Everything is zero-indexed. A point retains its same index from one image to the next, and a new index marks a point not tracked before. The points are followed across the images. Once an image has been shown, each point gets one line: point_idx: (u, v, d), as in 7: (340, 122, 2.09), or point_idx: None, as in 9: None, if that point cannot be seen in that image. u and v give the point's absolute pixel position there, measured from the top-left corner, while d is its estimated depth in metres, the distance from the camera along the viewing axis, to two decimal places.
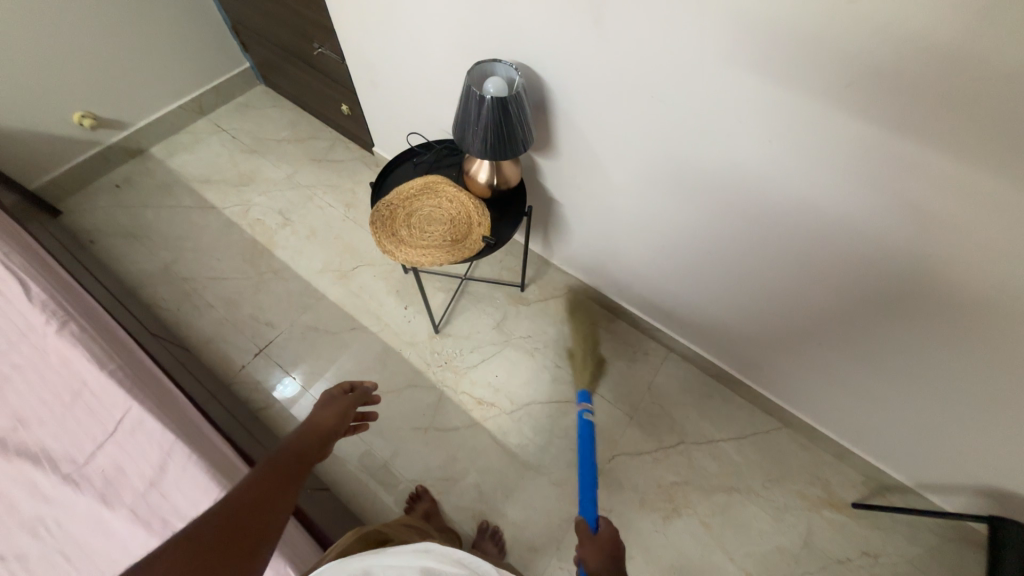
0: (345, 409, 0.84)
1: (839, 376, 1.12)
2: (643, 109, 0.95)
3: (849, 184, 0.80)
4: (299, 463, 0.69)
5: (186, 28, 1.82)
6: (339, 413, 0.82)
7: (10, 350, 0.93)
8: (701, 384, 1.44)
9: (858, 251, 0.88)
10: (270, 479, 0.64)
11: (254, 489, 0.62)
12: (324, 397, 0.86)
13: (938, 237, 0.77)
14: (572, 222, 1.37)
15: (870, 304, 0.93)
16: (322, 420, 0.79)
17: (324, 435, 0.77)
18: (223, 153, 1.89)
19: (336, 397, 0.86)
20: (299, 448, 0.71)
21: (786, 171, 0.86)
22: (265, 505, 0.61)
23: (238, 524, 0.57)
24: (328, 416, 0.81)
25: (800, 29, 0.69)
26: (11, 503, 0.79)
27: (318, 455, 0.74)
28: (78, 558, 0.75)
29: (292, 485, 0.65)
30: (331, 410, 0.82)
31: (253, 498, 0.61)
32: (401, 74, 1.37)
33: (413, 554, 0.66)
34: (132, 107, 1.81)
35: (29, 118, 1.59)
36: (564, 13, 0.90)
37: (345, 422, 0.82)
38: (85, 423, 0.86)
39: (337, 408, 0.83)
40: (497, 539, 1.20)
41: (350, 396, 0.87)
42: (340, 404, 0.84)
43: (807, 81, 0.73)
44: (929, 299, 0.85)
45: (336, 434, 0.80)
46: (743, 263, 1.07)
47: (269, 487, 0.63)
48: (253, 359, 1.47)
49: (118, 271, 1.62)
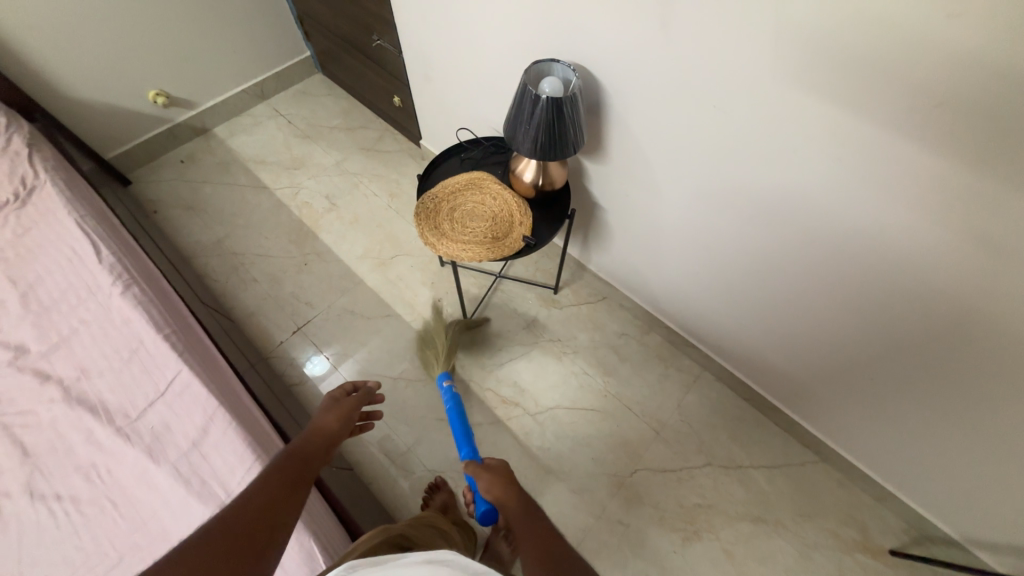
0: (349, 411, 0.86)
1: (887, 415, 1.05)
2: (698, 122, 0.93)
3: (919, 215, 0.75)
4: (302, 467, 0.71)
5: (256, 16, 1.92)
6: (343, 415, 0.84)
7: (80, 305, 1.00)
8: (733, 406, 1.38)
9: (916, 287, 0.82)
10: (274, 487, 0.66)
11: (261, 495, 0.64)
12: (327, 400, 0.87)
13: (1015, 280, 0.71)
14: (613, 229, 1.35)
15: (927, 346, 0.87)
16: (326, 422, 0.82)
17: (329, 438, 0.79)
18: (280, 137, 1.98)
19: (339, 399, 0.88)
20: (302, 454, 0.73)
21: (848, 196, 0.81)
22: (271, 510, 0.62)
23: (247, 522, 0.59)
24: (331, 420, 0.83)
25: (879, 45, 0.65)
26: (70, 447, 0.84)
27: (322, 461, 0.76)
28: (124, 506, 0.79)
29: (295, 491, 0.67)
30: (335, 413, 0.84)
31: (262, 500, 0.63)
32: (455, 69, 1.39)
33: (417, 564, 0.58)
34: (201, 88, 1.91)
35: (110, 93, 1.72)
36: (629, 18, 0.88)
37: (348, 425, 0.84)
38: (140, 380, 0.91)
39: (340, 410, 0.85)
40: None
41: (352, 399, 0.88)
42: (342, 406, 0.86)
43: (874, 103, 0.70)
44: (997, 346, 0.78)
45: (340, 436, 0.82)
46: (790, 288, 1.03)
47: (274, 494, 0.65)
48: (291, 335, 1.52)
49: (176, 241, 1.71)
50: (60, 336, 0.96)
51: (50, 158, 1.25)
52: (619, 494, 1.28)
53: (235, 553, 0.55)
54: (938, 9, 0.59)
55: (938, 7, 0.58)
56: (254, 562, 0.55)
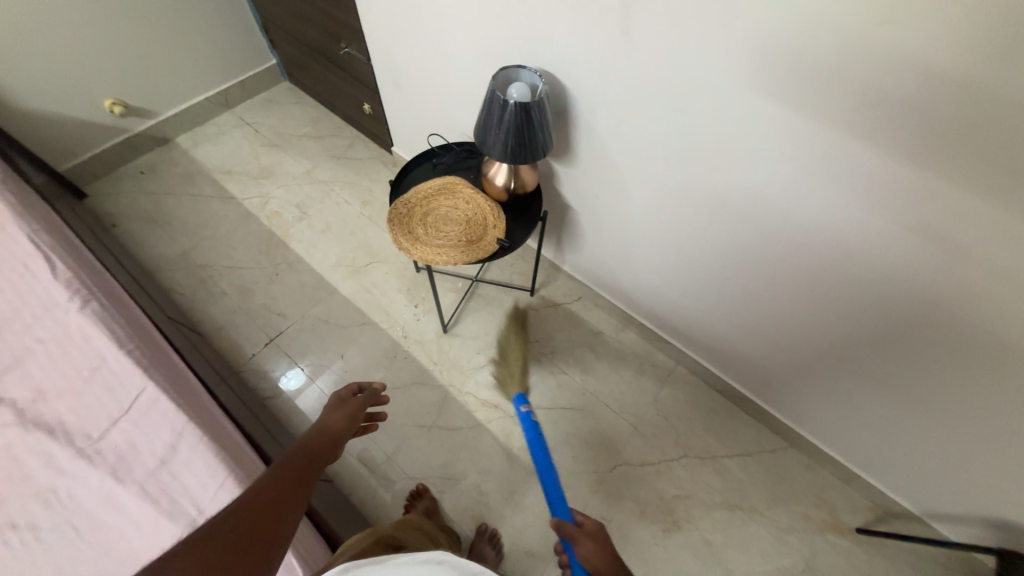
0: (354, 412, 0.85)
1: (847, 397, 1.11)
2: (662, 124, 0.96)
3: (863, 208, 0.81)
4: (306, 467, 0.72)
5: (219, 24, 1.88)
6: (349, 415, 0.83)
7: (34, 324, 0.95)
8: (706, 398, 1.43)
9: (865, 275, 0.88)
10: (277, 486, 0.67)
11: (265, 494, 0.66)
12: (333, 400, 0.87)
13: (950, 265, 0.77)
14: (585, 230, 1.38)
15: (879, 330, 0.93)
16: (332, 423, 0.81)
17: (334, 439, 0.79)
18: (246, 146, 1.94)
19: (345, 399, 0.87)
20: (307, 455, 0.73)
21: (802, 190, 0.86)
22: (273, 510, 0.64)
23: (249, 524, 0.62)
24: (337, 419, 0.82)
25: (821, 50, 0.70)
26: (27, 472, 0.80)
27: (327, 460, 0.76)
28: (88, 531, 0.76)
29: (298, 491, 0.68)
30: (340, 413, 0.84)
31: (265, 500, 0.65)
32: (425, 77, 1.40)
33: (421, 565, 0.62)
34: (161, 96, 1.86)
35: (63, 103, 1.65)
36: (592, 24, 0.91)
37: (354, 425, 0.83)
38: (102, 399, 0.86)
39: (346, 410, 0.85)
40: (495, 542, 1.20)
41: (359, 398, 0.88)
42: (348, 406, 0.85)
43: (819, 103, 0.75)
44: (939, 327, 0.85)
45: (345, 438, 0.81)
46: (753, 282, 1.08)
47: (277, 494, 0.66)
48: (264, 348, 1.48)
49: (137, 255, 1.65)
50: (13, 356, 0.91)
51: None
52: (601, 490, 1.30)
53: (236, 556, 0.58)
54: (870, 16, 0.64)
55: (871, 15, 0.64)
56: (255, 563, 0.59)
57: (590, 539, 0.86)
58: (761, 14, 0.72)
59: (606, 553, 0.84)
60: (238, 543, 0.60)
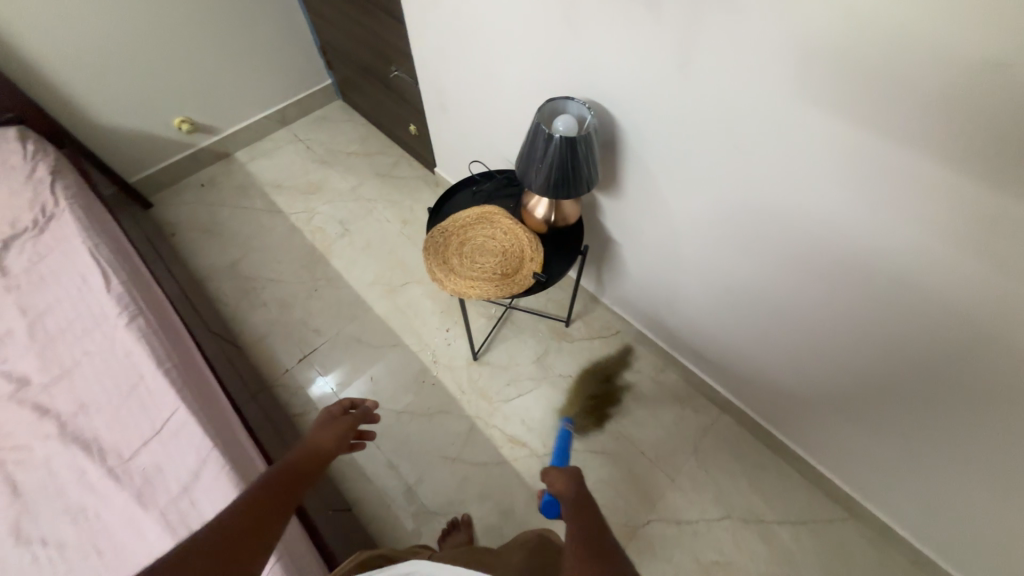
0: (345, 430, 0.83)
1: (924, 470, 0.96)
2: (717, 159, 0.89)
3: (923, 265, 0.72)
4: (291, 485, 0.69)
5: (282, 47, 1.98)
6: (339, 434, 0.82)
7: (85, 337, 0.99)
8: (755, 453, 1.30)
9: (907, 328, 0.80)
10: (260, 503, 0.64)
11: (248, 513, 0.62)
12: (323, 416, 0.85)
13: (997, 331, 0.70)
14: (628, 262, 1.31)
15: (926, 389, 0.84)
16: (321, 439, 0.80)
17: (322, 456, 0.77)
18: (298, 162, 2.00)
19: (336, 416, 0.86)
20: (292, 471, 0.71)
21: (874, 243, 0.76)
22: (255, 529, 0.61)
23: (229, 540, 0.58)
24: (327, 437, 0.80)
25: (912, 95, 0.61)
26: (62, 487, 0.82)
27: (313, 478, 0.73)
28: (110, 554, 0.76)
29: (281, 510, 0.65)
30: (331, 430, 0.82)
31: (246, 518, 0.61)
32: (470, 102, 1.39)
33: None
34: (225, 114, 1.96)
35: (137, 120, 1.77)
36: (643, 55, 0.86)
37: (344, 443, 0.82)
38: (136, 417, 0.88)
39: (337, 428, 0.83)
40: None
41: (350, 416, 0.86)
42: (340, 424, 0.84)
43: (906, 155, 0.65)
44: (1003, 396, 0.75)
45: (333, 457, 0.79)
46: (802, 330, 0.99)
47: (261, 512, 0.63)
48: (297, 363, 1.50)
49: (191, 264, 1.73)
50: (63, 368, 0.95)
51: (71, 187, 1.28)
52: (631, 546, 1.20)
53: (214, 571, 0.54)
54: (977, 64, 0.55)
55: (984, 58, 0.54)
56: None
57: (557, 470, 0.81)
58: (839, 53, 0.64)
59: (566, 472, 0.80)
60: (222, 552, 0.56)
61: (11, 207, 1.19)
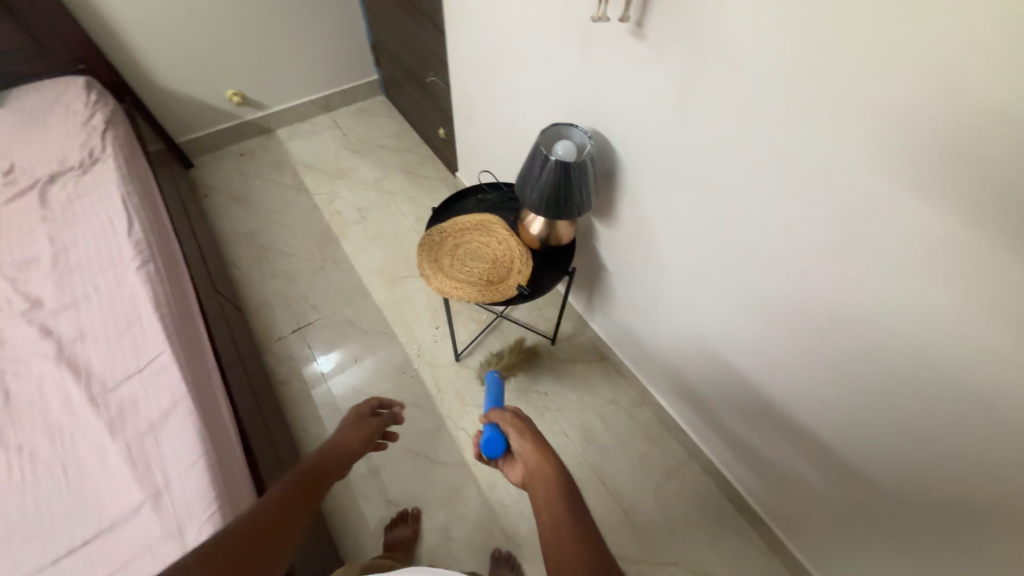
0: (371, 432, 0.88)
1: (879, 551, 0.94)
2: (703, 204, 0.91)
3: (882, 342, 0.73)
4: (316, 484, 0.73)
5: (337, 40, 2.11)
6: (365, 436, 0.86)
7: (99, 273, 1.08)
8: (716, 506, 1.28)
9: (903, 404, 0.75)
10: (290, 499, 0.68)
11: (278, 506, 0.66)
12: (353, 415, 0.90)
13: (989, 425, 0.66)
14: (617, 291, 1.33)
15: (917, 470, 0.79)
16: (348, 440, 0.84)
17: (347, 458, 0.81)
18: (332, 147, 2.11)
19: (364, 416, 0.90)
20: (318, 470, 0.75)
21: (868, 307, 0.72)
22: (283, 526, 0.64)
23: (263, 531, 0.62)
24: (354, 437, 0.85)
25: (882, 173, 0.62)
26: (47, 404, 0.89)
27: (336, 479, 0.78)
28: (72, 474, 0.82)
29: (306, 508, 0.69)
30: (357, 431, 0.86)
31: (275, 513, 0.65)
32: (493, 115, 1.45)
33: None
34: (274, 92, 2.09)
35: (193, 87, 1.91)
36: (646, 98, 0.90)
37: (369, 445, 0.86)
38: (126, 353, 0.96)
39: (363, 430, 0.87)
40: (513, 565, 1.18)
41: (377, 418, 0.91)
42: (366, 425, 0.88)
43: (877, 229, 0.66)
44: (983, 492, 0.71)
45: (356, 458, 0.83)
46: (782, 386, 0.96)
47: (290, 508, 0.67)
48: (291, 334, 1.57)
49: (214, 225, 1.84)
50: (73, 297, 1.03)
51: (119, 137, 1.40)
52: None
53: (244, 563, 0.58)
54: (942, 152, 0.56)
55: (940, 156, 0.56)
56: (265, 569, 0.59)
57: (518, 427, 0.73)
58: (816, 126, 0.66)
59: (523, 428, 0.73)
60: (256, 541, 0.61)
61: (65, 147, 1.31)
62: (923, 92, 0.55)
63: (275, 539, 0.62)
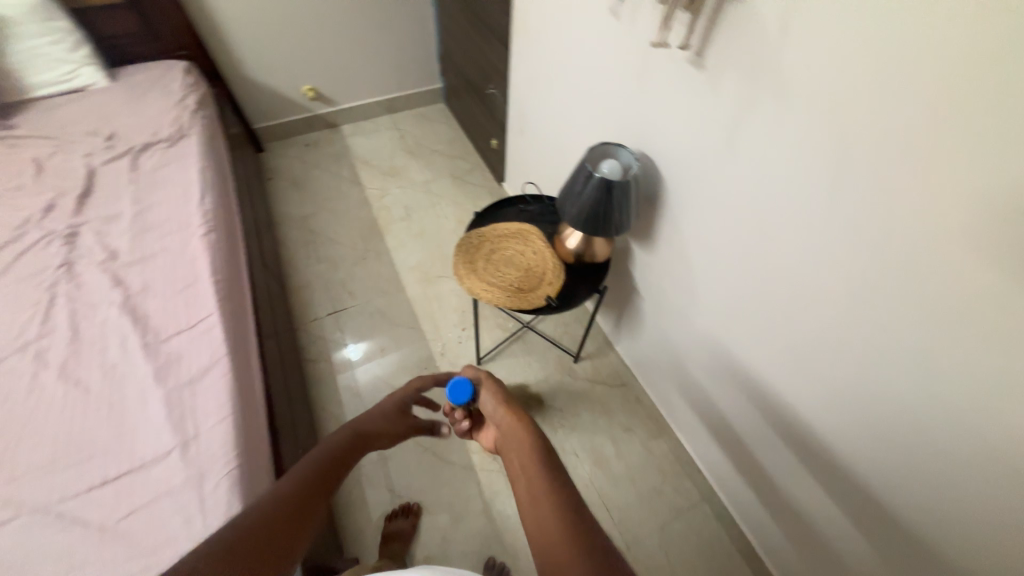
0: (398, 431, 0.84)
1: None
2: (744, 238, 0.90)
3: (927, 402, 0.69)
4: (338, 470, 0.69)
5: (408, 48, 2.23)
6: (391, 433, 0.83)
7: (168, 235, 1.18)
8: (725, 554, 1.22)
9: (948, 471, 0.69)
10: (315, 482, 0.64)
11: (302, 489, 0.63)
12: (384, 407, 0.87)
13: None
14: (647, 317, 1.31)
15: (959, 547, 0.72)
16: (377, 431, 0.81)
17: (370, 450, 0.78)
18: (389, 146, 2.23)
19: (396, 412, 0.87)
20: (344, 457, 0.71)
21: (914, 364, 0.68)
22: (307, 511, 0.61)
23: (286, 514, 0.58)
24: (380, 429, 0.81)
25: (937, 224, 0.59)
26: (106, 345, 0.98)
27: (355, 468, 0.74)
28: (117, 412, 0.90)
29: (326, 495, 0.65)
30: (387, 425, 0.83)
31: (298, 495, 0.61)
32: (545, 130, 1.49)
33: None
34: (345, 91, 2.24)
35: (275, 80, 2.08)
36: (698, 127, 0.90)
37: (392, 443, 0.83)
38: (179, 310, 1.04)
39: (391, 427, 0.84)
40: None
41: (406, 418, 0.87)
42: (395, 423, 0.85)
43: (928, 282, 0.62)
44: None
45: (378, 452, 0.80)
46: (808, 436, 0.92)
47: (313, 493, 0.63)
48: (325, 316, 1.64)
49: (273, 206, 1.97)
50: (143, 253, 1.14)
51: (205, 118, 1.55)
52: None
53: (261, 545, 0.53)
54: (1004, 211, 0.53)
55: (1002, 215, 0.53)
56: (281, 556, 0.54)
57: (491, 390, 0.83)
58: (870, 171, 0.64)
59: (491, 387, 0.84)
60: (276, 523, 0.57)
61: (158, 121, 1.46)
62: (987, 145, 0.52)
63: (297, 521, 0.58)
